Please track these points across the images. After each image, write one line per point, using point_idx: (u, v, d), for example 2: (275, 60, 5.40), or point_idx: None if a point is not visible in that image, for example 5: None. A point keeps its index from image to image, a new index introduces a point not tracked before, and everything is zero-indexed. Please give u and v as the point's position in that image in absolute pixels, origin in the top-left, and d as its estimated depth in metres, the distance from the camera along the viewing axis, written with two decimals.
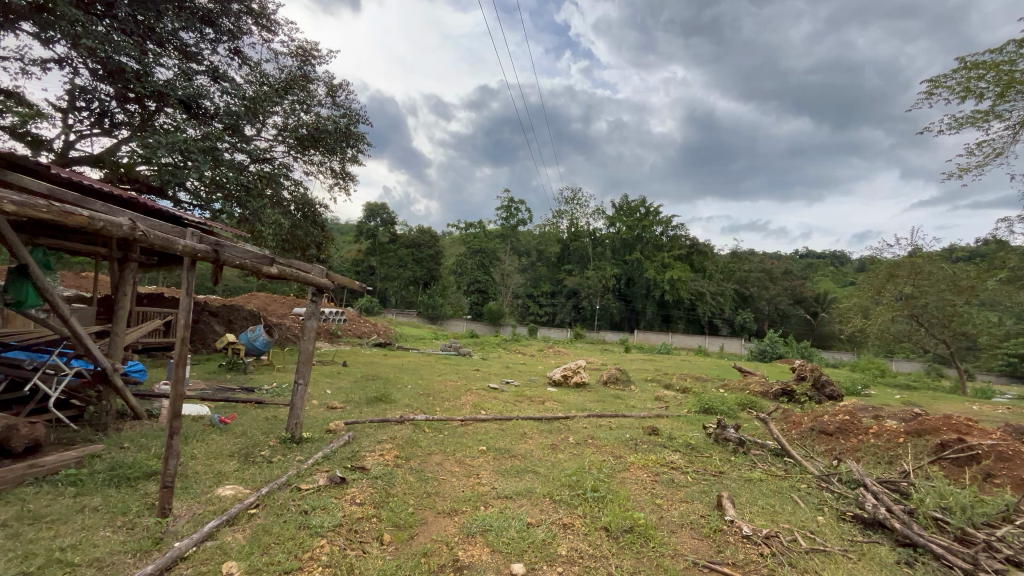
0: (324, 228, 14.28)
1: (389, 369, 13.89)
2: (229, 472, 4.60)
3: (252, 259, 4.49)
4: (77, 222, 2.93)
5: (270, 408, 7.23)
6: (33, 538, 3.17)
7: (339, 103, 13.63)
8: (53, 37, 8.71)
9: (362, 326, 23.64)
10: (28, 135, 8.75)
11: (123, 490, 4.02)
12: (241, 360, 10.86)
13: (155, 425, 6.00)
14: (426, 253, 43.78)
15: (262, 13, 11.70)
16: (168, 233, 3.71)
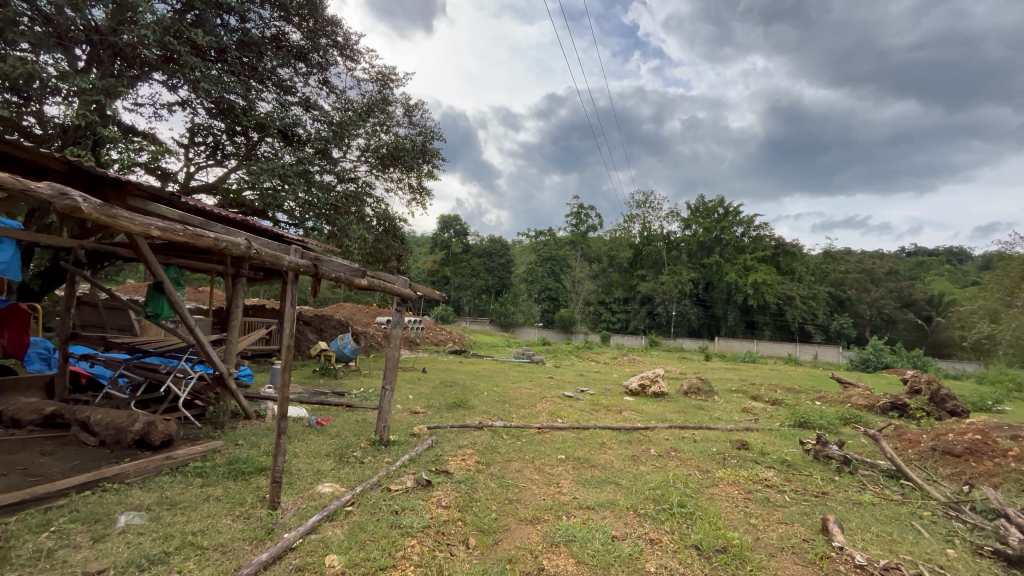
0: (403, 241, 15.04)
1: (465, 376, 14.26)
2: (327, 470, 4.95)
3: (347, 272, 4.84)
4: (205, 243, 3.35)
5: (360, 412, 7.70)
6: (170, 522, 3.61)
7: (416, 121, 14.33)
8: (177, 83, 10.01)
9: (438, 333, 24.49)
10: (159, 170, 10.12)
11: (240, 482, 4.47)
12: (332, 366, 11.69)
13: (262, 425, 6.61)
14: (497, 263, 44.62)
15: (346, 45, 12.63)
16: (276, 251, 4.10)
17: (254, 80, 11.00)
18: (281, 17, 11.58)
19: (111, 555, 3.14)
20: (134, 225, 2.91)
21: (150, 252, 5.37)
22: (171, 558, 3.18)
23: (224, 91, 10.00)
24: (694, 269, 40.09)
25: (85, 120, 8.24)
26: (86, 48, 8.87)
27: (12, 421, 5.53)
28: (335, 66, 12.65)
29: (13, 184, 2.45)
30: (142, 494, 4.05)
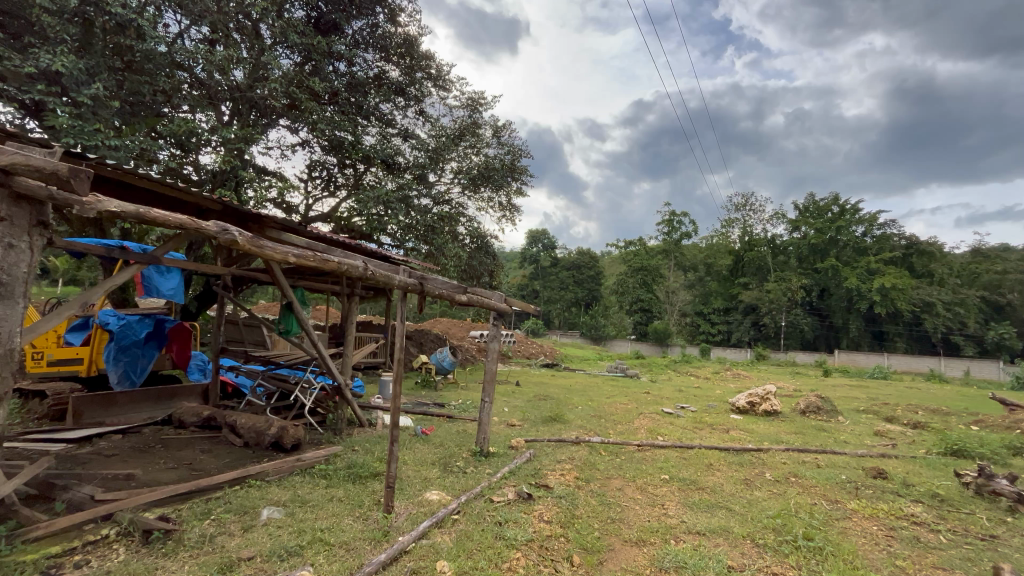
0: (495, 257, 15.48)
1: (558, 390, 14.19)
2: (433, 479, 5.19)
3: (448, 289, 5.12)
4: (331, 266, 3.75)
5: (460, 423, 8.01)
6: (302, 518, 4.02)
7: (504, 142, 14.81)
8: (298, 126, 11.37)
9: (529, 347, 24.72)
10: (285, 203, 11.51)
11: (358, 486, 4.85)
12: (432, 378, 12.30)
13: (374, 433, 7.11)
14: (587, 275, 44.09)
15: (439, 76, 13.47)
16: (386, 270, 4.46)
17: (361, 116, 12.13)
18: (382, 59, 12.71)
19: (257, 543, 3.57)
20: (276, 253, 3.35)
21: (282, 275, 6.10)
22: (304, 551, 3.53)
23: (336, 129, 11.14)
24: (806, 274, 36.36)
25: (229, 165, 9.65)
26: (229, 105, 10.43)
27: (179, 423, 6.54)
28: (429, 96, 13.54)
29: (189, 223, 2.93)
30: (280, 492, 4.56)
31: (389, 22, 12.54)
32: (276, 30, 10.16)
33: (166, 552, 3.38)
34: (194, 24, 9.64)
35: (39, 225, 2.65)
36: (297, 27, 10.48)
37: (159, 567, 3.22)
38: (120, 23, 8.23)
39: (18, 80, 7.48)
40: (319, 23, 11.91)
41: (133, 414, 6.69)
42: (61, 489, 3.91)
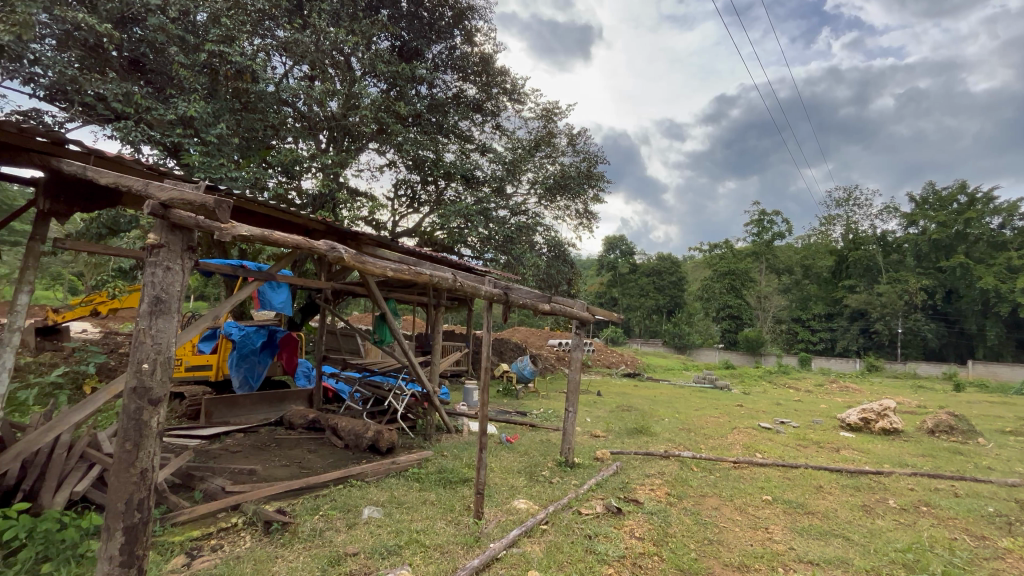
0: (573, 265, 15.37)
1: (642, 400, 13.69)
2: (520, 487, 5.22)
3: (532, 298, 5.17)
4: (423, 279, 3.95)
5: (543, 432, 8.01)
6: (399, 519, 4.23)
7: (579, 149, 14.73)
8: (386, 148, 12.18)
9: (609, 356, 24.15)
10: (375, 221, 12.33)
11: (448, 490, 5.01)
12: (513, 387, 12.43)
13: (460, 439, 7.32)
14: (668, 281, 42.27)
15: (514, 90, 13.73)
16: (473, 281, 4.60)
17: (441, 135, 12.71)
18: (460, 79, 13.27)
19: (360, 540, 3.81)
20: (377, 267, 3.59)
21: (375, 288, 6.52)
22: (402, 551, 3.69)
23: (419, 149, 11.76)
24: (928, 274, 32.04)
25: (327, 188, 10.55)
26: (326, 133, 11.42)
27: (289, 424, 7.18)
28: (505, 111, 13.86)
29: (303, 243, 3.21)
30: (378, 492, 4.84)
31: (465, 43, 13.08)
32: (365, 62, 11.00)
33: (284, 543, 3.71)
34: (296, 64, 10.74)
35: (188, 249, 2.75)
36: (384, 57, 11.25)
37: (279, 555, 3.53)
38: (238, 69, 9.37)
39: (162, 127, 8.78)
40: (402, 51, 12.70)
41: (251, 415, 7.46)
42: (199, 480, 4.46)
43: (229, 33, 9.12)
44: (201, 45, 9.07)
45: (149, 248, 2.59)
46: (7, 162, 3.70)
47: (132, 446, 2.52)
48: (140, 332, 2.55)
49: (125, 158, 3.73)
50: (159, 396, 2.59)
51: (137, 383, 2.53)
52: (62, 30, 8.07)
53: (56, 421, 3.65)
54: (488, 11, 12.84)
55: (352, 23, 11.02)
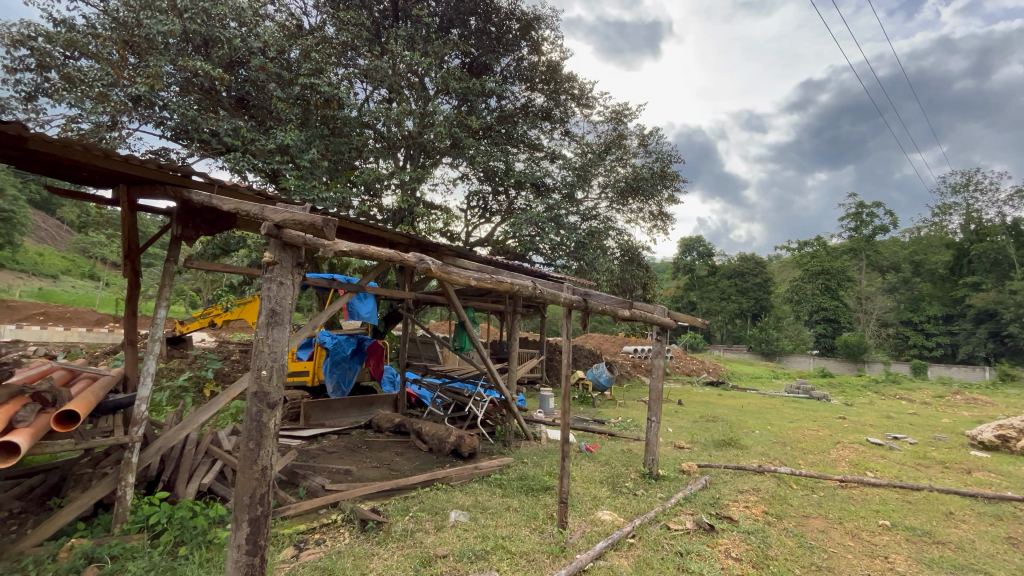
0: (648, 269, 14.88)
1: (728, 411, 12.87)
2: (604, 498, 5.10)
3: (610, 304, 5.08)
4: (505, 287, 4.02)
5: (624, 442, 7.79)
6: (485, 524, 4.30)
7: (652, 150, 14.28)
8: (459, 161, 12.58)
9: (689, 364, 23.01)
10: (450, 232, 12.76)
11: (530, 498, 5.02)
12: (589, 395, 12.23)
13: (540, 446, 7.30)
14: (752, 283, 39.58)
15: (582, 94, 13.63)
16: (552, 288, 4.59)
17: (511, 144, 12.91)
18: (528, 89, 13.42)
19: (449, 542, 3.93)
20: (460, 277, 3.70)
21: (454, 297, 6.72)
22: (489, 556, 3.75)
23: (491, 160, 12.03)
24: None
25: (406, 203, 11.09)
26: (404, 152, 12.03)
27: (377, 428, 7.58)
28: (573, 116, 13.80)
29: (395, 256, 3.39)
30: (462, 497, 4.95)
31: (533, 53, 13.24)
32: (438, 81, 11.48)
33: (379, 540, 3.91)
34: (376, 88, 11.45)
35: (297, 266, 3.00)
36: (456, 75, 11.68)
37: (375, 552, 3.72)
38: (327, 98, 10.17)
39: (264, 156, 9.75)
40: (472, 67, 13.10)
41: (343, 418, 7.98)
42: (302, 477, 4.83)
43: (318, 66, 9.95)
44: (295, 79, 9.97)
45: (265, 265, 2.87)
46: (148, 195, 4.32)
47: (254, 445, 2.79)
48: (260, 341, 2.81)
49: (240, 185, 4.21)
50: (275, 399, 2.84)
51: (257, 388, 2.80)
52: (184, 77, 9.38)
53: (187, 420, 4.13)
54: (555, 19, 12.91)
55: (426, 45, 11.55)
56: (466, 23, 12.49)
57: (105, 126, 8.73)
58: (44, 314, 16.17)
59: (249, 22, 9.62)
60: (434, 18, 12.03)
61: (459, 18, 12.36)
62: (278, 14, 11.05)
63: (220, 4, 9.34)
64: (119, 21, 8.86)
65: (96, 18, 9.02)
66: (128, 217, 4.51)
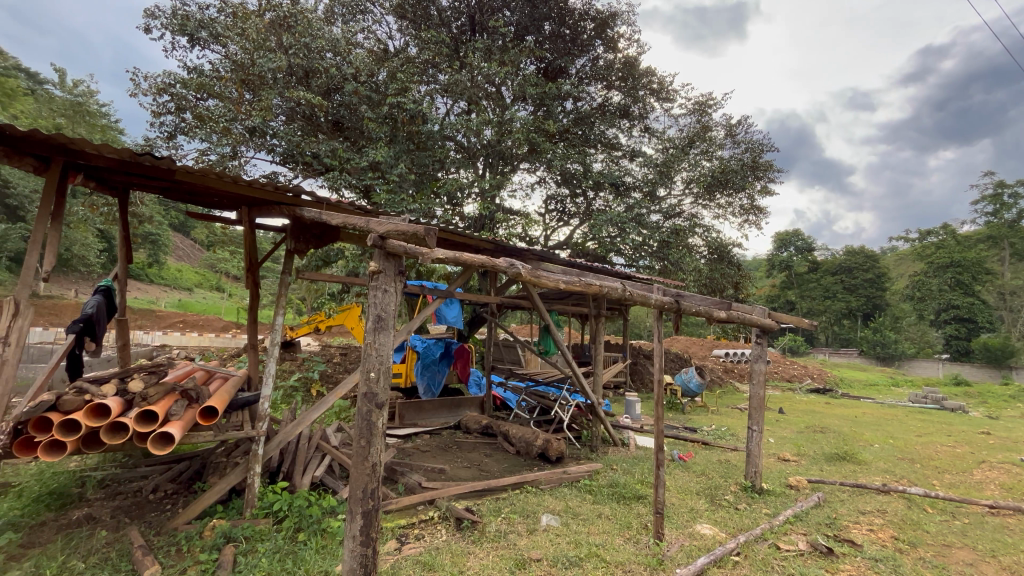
0: (740, 267, 13.91)
1: (840, 421, 11.60)
2: (702, 511, 4.81)
3: (704, 307, 4.83)
4: (594, 289, 3.96)
5: (720, 452, 7.32)
6: (577, 530, 4.24)
7: (741, 139, 13.36)
8: (536, 167, 12.65)
9: (790, 369, 21.12)
10: (529, 236, 12.85)
11: (623, 506, 4.88)
12: (679, 401, 11.66)
13: (629, 453, 7.07)
14: (862, 279, 35.54)
15: (662, 88, 13.12)
16: (642, 290, 4.44)
17: (589, 146, 12.74)
18: (604, 88, 13.16)
19: (541, 546, 3.92)
20: (549, 281, 3.72)
21: (538, 301, 6.75)
22: (583, 563, 3.69)
23: (568, 162, 11.95)
24: None
25: (487, 210, 11.37)
26: (483, 161, 12.33)
27: (465, 429, 7.80)
28: (653, 112, 13.31)
29: (486, 262, 3.47)
30: (553, 501, 4.93)
31: (608, 51, 13.00)
32: (515, 88, 11.65)
33: (474, 540, 4.01)
34: (455, 101, 11.88)
35: (399, 275, 3.18)
36: (532, 81, 11.79)
37: (471, 551, 3.82)
38: (412, 114, 10.71)
39: (357, 173, 10.51)
40: (548, 72, 13.12)
41: (434, 418, 8.31)
42: (401, 475, 5.10)
43: (403, 86, 10.53)
44: (384, 100, 10.65)
45: (371, 275, 3.07)
46: (266, 215, 4.82)
47: (365, 443, 2.99)
48: (368, 346, 3.01)
49: (343, 202, 4.59)
50: (382, 400, 3.03)
51: (367, 389, 3.01)
52: (289, 107, 10.42)
53: (301, 418, 4.54)
54: (631, 14, 12.56)
55: (502, 54, 11.78)
56: (540, 28, 12.56)
57: (228, 156, 9.92)
58: (183, 322, 18.70)
59: (343, 52, 10.43)
60: (509, 27, 12.23)
61: (534, 24, 12.47)
62: (367, 41, 11.89)
63: (318, 38, 10.24)
64: (237, 62, 10.06)
65: (219, 63, 10.31)
66: (249, 234, 5.07)
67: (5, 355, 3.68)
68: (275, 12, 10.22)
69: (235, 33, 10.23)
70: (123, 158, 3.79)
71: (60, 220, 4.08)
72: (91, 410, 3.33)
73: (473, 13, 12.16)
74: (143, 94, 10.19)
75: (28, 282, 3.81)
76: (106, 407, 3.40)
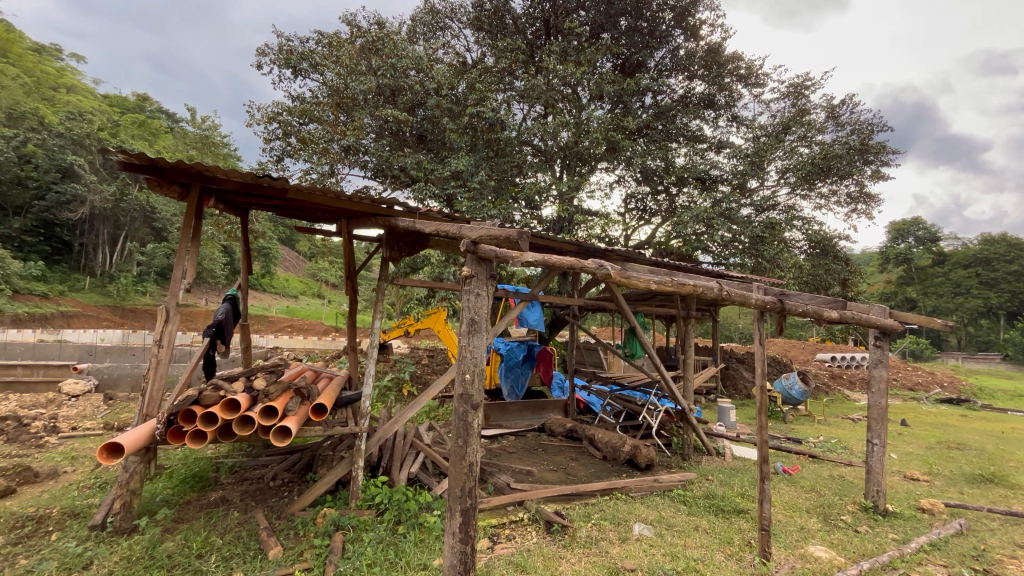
0: (849, 261, 12.52)
1: (982, 437, 9.97)
2: (815, 530, 4.39)
3: (812, 307, 4.41)
4: (688, 289, 3.78)
5: (831, 466, 6.64)
6: (672, 542, 4.06)
7: (845, 121, 12.08)
8: (615, 165, 12.38)
9: (914, 376, 18.58)
10: (609, 237, 12.58)
11: (722, 520, 4.58)
12: (779, 408, 10.74)
13: (725, 463, 6.64)
14: (1005, 271, 30.39)
15: (751, 72, 12.25)
16: (741, 289, 4.16)
17: (670, 140, 12.21)
18: (686, 78, 12.56)
19: (635, 556, 3.80)
20: (640, 281, 3.61)
21: (623, 302, 6.58)
22: None
23: (649, 158, 11.56)
24: None
25: (566, 212, 11.31)
26: (561, 163, 12.27)
27: (550, 433, 7.79)
28: (741, 98, 12.43)
29: (575, 263, 3.43)
30: (645, 510, 4.75)
31: (690, 40, 12.40)
32: (592, 87, 11.50)
33: (565, 544, 3.98)
34: (532, 106, 11.99)
35: (490, 278, 3.26)
36: (609, 78, 11.56)
37: (562, 556, 3.80)
38: (491, 123, 10.92)
39: (440, 183, 10.94)
40: (625, 67, 12.80)
41: (519, 420, 8.39)
42: (490, 475, 5.20)
43: (482, 95, 10.82)
44: (464, 110, 10.98)
45: (465, 279, 3.19)
46: (363, 226, 5.18)
47: (462, 442, 3.09)
48: (463, 348, 3.12)
49: (432, 211, 4.81)
50: (478, 401, 3.12)
51: (462, 390, 3.12)
52: (378, 125, 11.15)
53: (398, 416, 4.80)
54: None
55: (578, 55, 11.68)
56: (616, 25, 12.33)
57: (327, 174, 10.82)
58: (290, 326, 20.64)
59: (425, 68, 10.98)
60: (584, 26, 12.12)
61: (610, 21, 12.26)
62: (447, 56, 12.39)
63: (404, 58, 10.87)
64: (333, 88, 10.95)
65: (318, 90, 11.30)
66: (348, 244, 5.48)
67: (159, 355, 4.30)
68: (365, 38, 11.05)
69: (331, 61, 11.16)
70: (246, 181, 4.27)
71: (198, 240, 4.70)
72: (225, 405, 3.76)
73: (548, 17, 12.20)
74: (257, 123, 11.43)
75: (175, 292, 4.41)
76: (237, 402, 3.83)
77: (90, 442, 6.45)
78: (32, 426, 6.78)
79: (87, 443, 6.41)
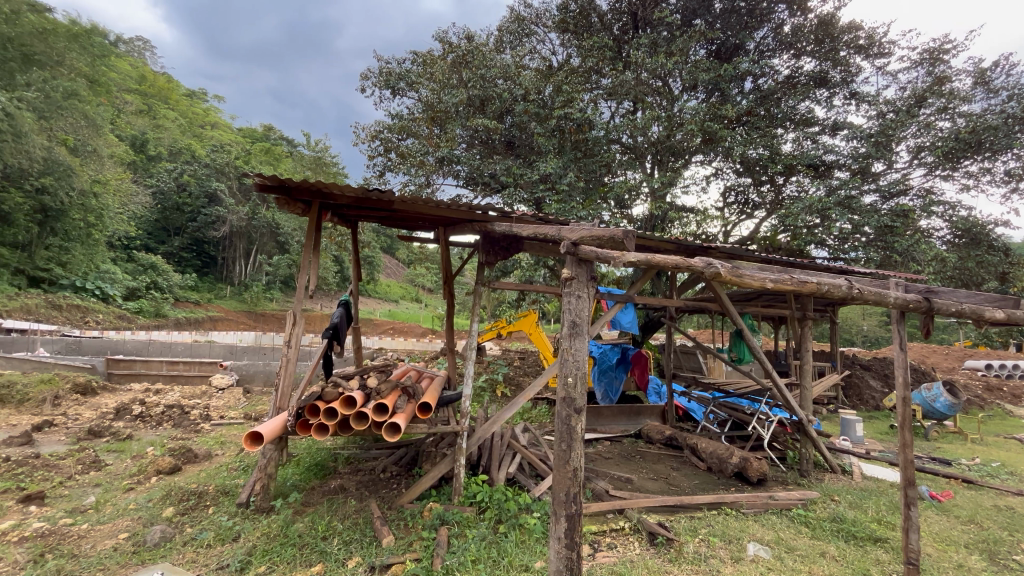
0: (1009, 252, 10.53)
1: None
2: (977, 570, 3.72)
3: (970, 308, 3.73)
4: (810, 288, 3.40)
5: (994, 494, 5.60)
6: (794, 567, 3.69)
7: (1000, 86, 10.21)
8: (711, 157, 11.64)
9: None
10: (706, 234, 11.83)
11: (854, 547, 4.07)
12: (919, 423, 9.32)
13: (853, 484, 5.90)
14: None
15: (873, 42, 10.83)
16: (874, 287, 3.67)
17: (775, 126, 11.19)
18: (793, 57, 11.45)
19: None
20: (753, 280, 3.32)
21: (729, 303, 6.14)
22: None
23: (751, 148, 10.71)
24: None
25: (658, 210, 10.84)
26: (652, 159, 11.80)
27: (648, 439, 7.49)
28: (861, 73, 11.04)
29: (681, 262, 3.24)
30: (760, 529, 4.37)
31: (797, 15, 11.28)
32: (684, 77, 10.92)
33: (671, 558, 3.79)
34: (620, 103, 11.68)
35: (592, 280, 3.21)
36: (703, 66, 10.89)
37: (669, 570, 3.62)
38: (579, 124, 10.82)
39: (529, 187, 11.06)
40: (721, 52, 12.00)
41: (614, 425, 8.17)
42: (588, 480, 5.13)
43: (569, 97, 10.76)
44: (551, 114, 10.99)
45: (565, 281, 3.17)
46: (459, 232, 5.38)
47: (567, 446, 3.07)
48: (565, 350, 3.10)
49: (525, 214, 4.87)
50: (580, 405, 3.08)
51: (565, 394, 3.10)
52: (470, 135, 11.56)
53: (496, 417, 4.89)
54: None
55: (669, 45, 11.16)
56: (710, 9, 11.57)
57: (423, 185, 11.48)
58: (391, 329, 22.09)
59: (513, 76, 11.18)
60: (675, 15, 11.57)
61: (703, 6, 11.54)
62: (533, 61, 12.53)
63: (492, 68, 11.17)
64: (428, 103, 11.58)
65: (414, 106, 12.02)
66: (445, 251, 5.73)
67: (288, 354, 4.82)
68: (456, 53, 11.55)
69: (426, 78, 11.82)
70: (357, 195, 4.64)
71: (317, 250, 5.20)
72: (344, 400, 4.10)
73: (635, 10, 11.83)
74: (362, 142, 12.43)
75: (299, 298, 4.92)
76: (354, 399, 4.16)
77: (235, 429, 7.43)
78: (191, 413, 7.97)
79: (232, 430, 7.40)
